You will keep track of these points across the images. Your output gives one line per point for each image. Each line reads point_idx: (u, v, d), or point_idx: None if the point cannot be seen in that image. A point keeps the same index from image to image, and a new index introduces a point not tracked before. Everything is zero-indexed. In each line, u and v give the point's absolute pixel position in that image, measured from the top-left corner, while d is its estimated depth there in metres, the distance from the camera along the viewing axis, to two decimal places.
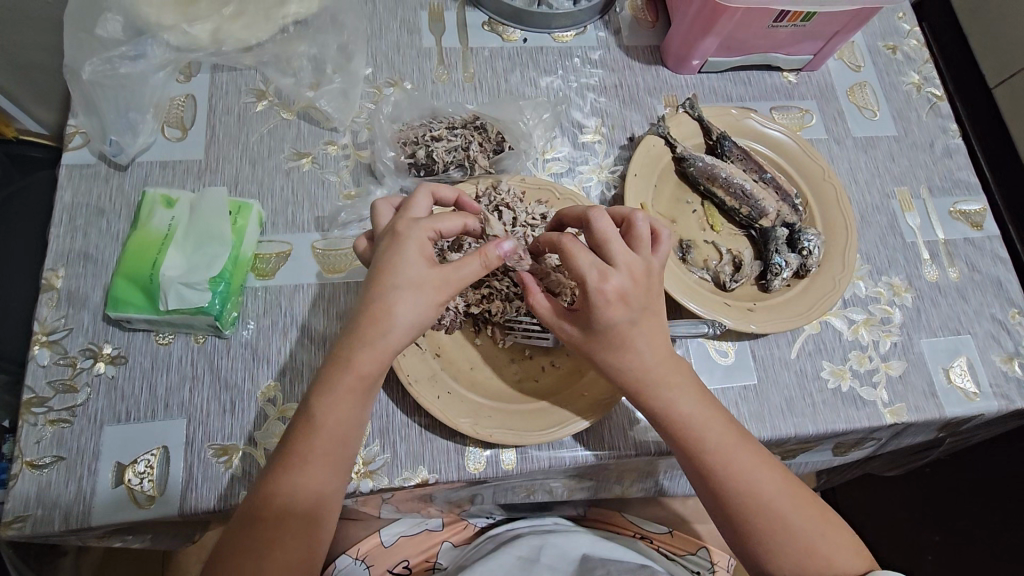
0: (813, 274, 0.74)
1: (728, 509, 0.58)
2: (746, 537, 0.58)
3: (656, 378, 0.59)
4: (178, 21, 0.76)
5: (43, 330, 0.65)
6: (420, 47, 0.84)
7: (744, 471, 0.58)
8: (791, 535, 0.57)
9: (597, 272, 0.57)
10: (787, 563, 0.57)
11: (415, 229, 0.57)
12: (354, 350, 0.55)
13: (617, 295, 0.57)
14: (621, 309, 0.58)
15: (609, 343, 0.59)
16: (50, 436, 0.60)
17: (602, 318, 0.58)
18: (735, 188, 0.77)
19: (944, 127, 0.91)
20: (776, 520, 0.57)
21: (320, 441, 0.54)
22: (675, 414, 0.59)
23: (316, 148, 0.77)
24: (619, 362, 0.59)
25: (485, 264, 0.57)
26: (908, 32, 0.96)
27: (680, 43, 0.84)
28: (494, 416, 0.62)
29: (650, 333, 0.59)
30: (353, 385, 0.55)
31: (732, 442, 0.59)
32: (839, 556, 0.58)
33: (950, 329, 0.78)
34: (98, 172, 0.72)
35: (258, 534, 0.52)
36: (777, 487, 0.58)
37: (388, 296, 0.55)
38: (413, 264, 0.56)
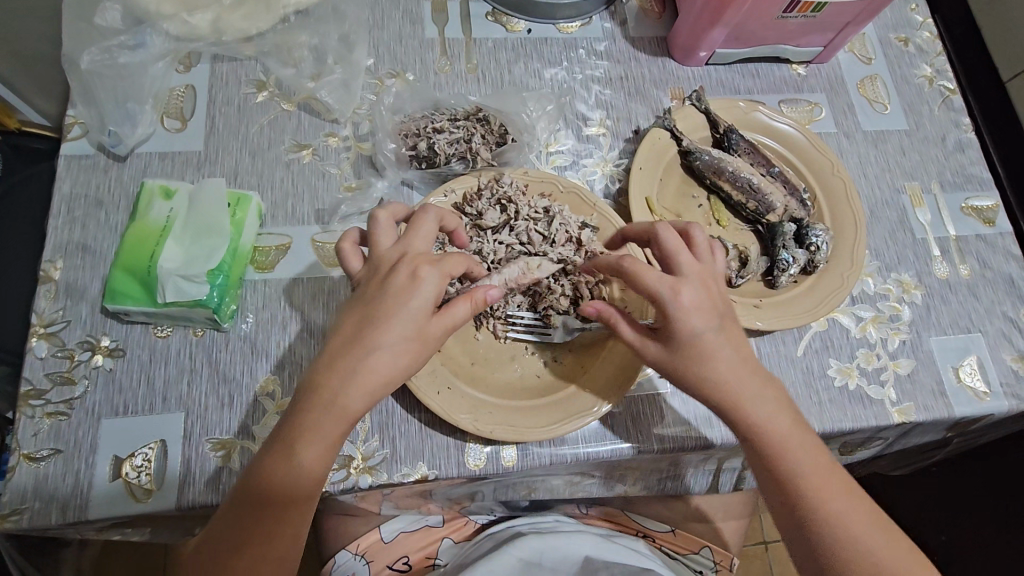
0: (819, 272, 0.73)
1: (808, 532, 0.57)
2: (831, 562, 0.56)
3: (748, 396, 0.58)
4: (177, 10, 0.75)
5: (41, 322, 0.64)
6: (423, 38, 0.83)
7: (824, 491, 0.57)
8: (877, 568, 0.55)
9: (676, 283, 0.57)
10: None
11: (434, 280, 0.55)
12: (342, 396, 0.53)
13: (695, 308, 0.57)
14: (703, 320, 0.57)
15: (701, 358, 0.58)
16: (47, 429, 0.60)
17: (682, 331, 0.57)
18: (742, 183, 0.76)
19: (957, 122, 0.89)
20: (863, 551, 0.56)
21: (305, 470, 0.53)
22: (770, 432, 0.58)
23: (316, 139, 0.76)
24: (711, 379, 0.58)
25: (472, 306, 0.56)
26: (921, 24, 0.94)
27: (687, 34, 0.82)
28: (495, 413, 0.61)
29: (739, 346, 0.59)
30: (332, 428, 0.53)
31: (822, 463, 0.58)
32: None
33: (960, 327, 0.77)
34: (96, 164, 0.72)
35: (248, 525, 0.53)
36: (860, 514, 0.57)
37: (402, 354, 0.54)
38: (419, 313, 0.54)
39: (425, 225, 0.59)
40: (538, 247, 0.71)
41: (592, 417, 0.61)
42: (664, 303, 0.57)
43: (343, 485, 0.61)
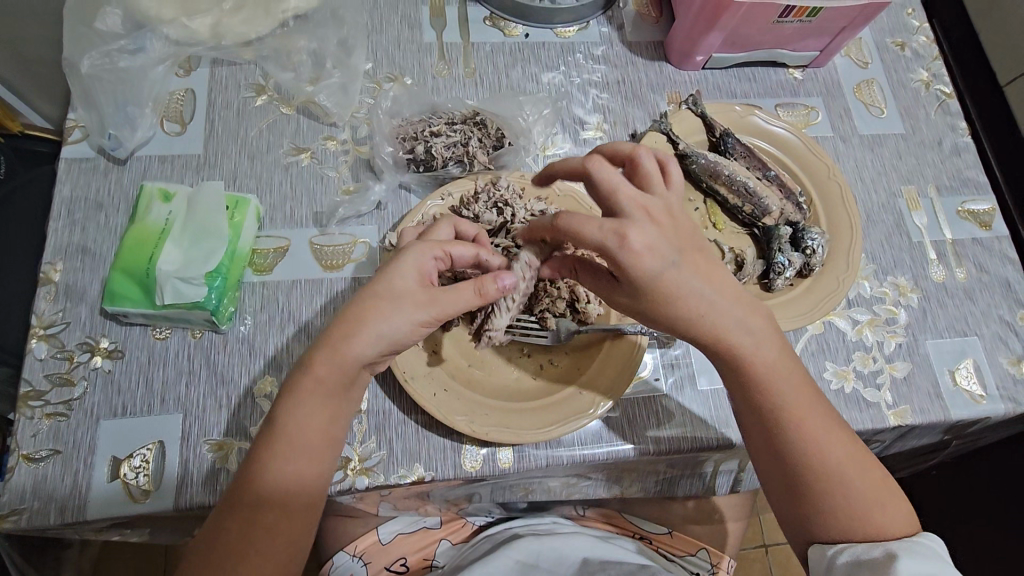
0: (815, 275, 0.73)
1: (786, 458, 0.58)
2: (806, 486, 0.58)
3: (738, 334, 0.58)
4: (178, 15, 0.76)
5: (40, 323, 0.65)
6: (421, 42, 0.83)
7: (807, 419, 0.58)
8: (848, 491, 0.58)
9: (627, 227, 0.53)
10: (841, 524, 0.58)
11: (421, 248, 0.57)
12: (324, 359, 0.54)
13: (652, 252, 0.53)
14: (657, 261, 0.54)
15: (664, 303, 0.56)
16: (46, 429, 0.60)
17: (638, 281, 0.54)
18: (739, 186, 0.76)
19: (953, 125, 0.89)
20: (839, 481, 0.58)
21: (292, 443, 0.54)
22: (760, 369, 0.58)
23: (315, 143, 0.76)
24: (696, 308, 0.56)
25: (476, 288, 0.57)
26: (918, 28, 0.94)
27: (684, 39, 0.83)
28: (491, 415, 0.61)
29: (728, 281, 0.58)
30: (316, 393, 0.55)
31: (805, 392, 0.59)
32: (892, 522, 0.58)
33: (956, 330, 0.77)
34: (97, 167, 0.72)
35: (245, 514, 0.53)
36: (841, 442, 0.59)
37: (368, 315, 0.54)
38: (406, 279, 0.56)
39: (439, 227, 0.63)
40: None
41: (586, 419, 0.61)
42: (613, 247, 0.53)
43: (340, 486, 0.61)
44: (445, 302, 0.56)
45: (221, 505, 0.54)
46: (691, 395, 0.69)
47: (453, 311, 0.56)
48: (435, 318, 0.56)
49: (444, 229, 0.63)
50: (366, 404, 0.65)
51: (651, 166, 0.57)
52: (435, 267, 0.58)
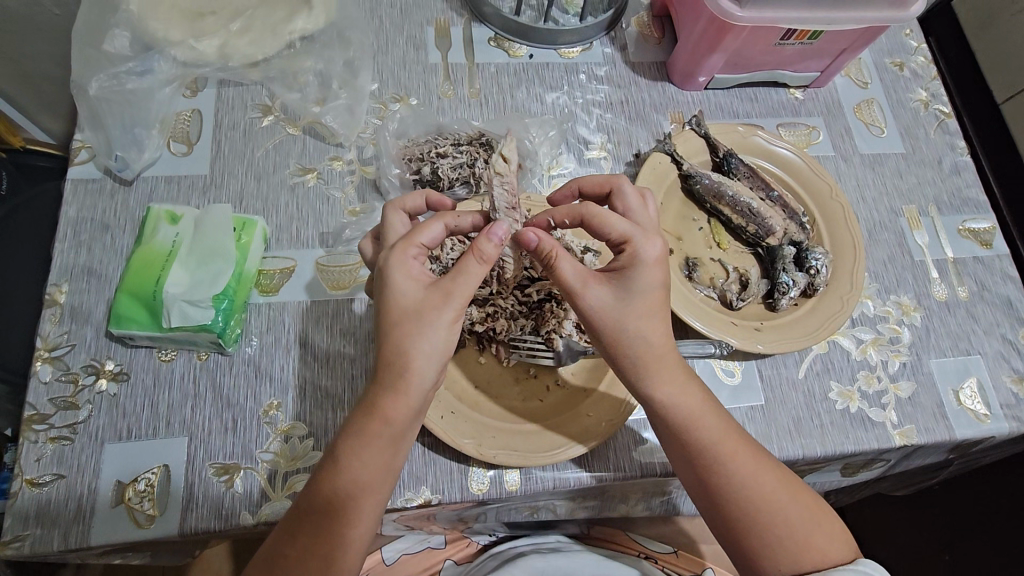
0: (820, 294, 0.73)
1: (724, 502, 0.58)
2: (746, 530, 0.57)
3: (662, 372, 0.59)
4: (186, 37, 0.76)
5: (45, 345, 0.64)
6: (426, 62, 0.84)
7: (739, 462, 0.58)
8: (786, 530, 0.57)
9: (643, 233, 0.59)
10: (782, 558, 0.57)
11: (397, 256, 0.56)
12: (386, 396, 0.53)
13: (658, 262, 0.59)
14: (661, 276, 0.59)
15: (647, 315, 0.58)
16: (50, 454, 0.60)
17: (644, 282, 0.58)
18: (742, 207, 0.77)
19: (952, 144, 0.90)
20: (771, 510, 0.57)
21: (360, 473, 0.53)
22: (682, 407, 0.58)
23: (320, 163, 0.77)
24: (636, 340, 0.58)
25: (481, 261, 0.55)
26: (916, 49, 0.96)
27: (686, 60, 0.84)
28: (498, 438, 0.61)
29: (662, 314, 0.59)
30: (382, 433, 0.53)
31: (733, 436, 0.59)
32: (831, 546, 0.58)
33: (959, 348, 0.77)
34: (103, 188, 0.72)
35: (309, 528, 0.53)
36: (777, 480, 0.58)
37: (397, 333, 0.53)
38: (405, 289, 0.55)
39: (392, 222, 0.61)
40: (540, 271, 0.72)
41: (614, 426, 0.61)
42: (633, 248, 0.59)
43: None
44: (461, 288, 0.54)
45: (287, 519, 0.54)
46: None
47: (472, 291, 0.55)
48: (460, 308, 0.55)
49: (398, 219, 0.61)
50: None
51: (631, 193, 0.63)
52: (420, 264, 0.57)
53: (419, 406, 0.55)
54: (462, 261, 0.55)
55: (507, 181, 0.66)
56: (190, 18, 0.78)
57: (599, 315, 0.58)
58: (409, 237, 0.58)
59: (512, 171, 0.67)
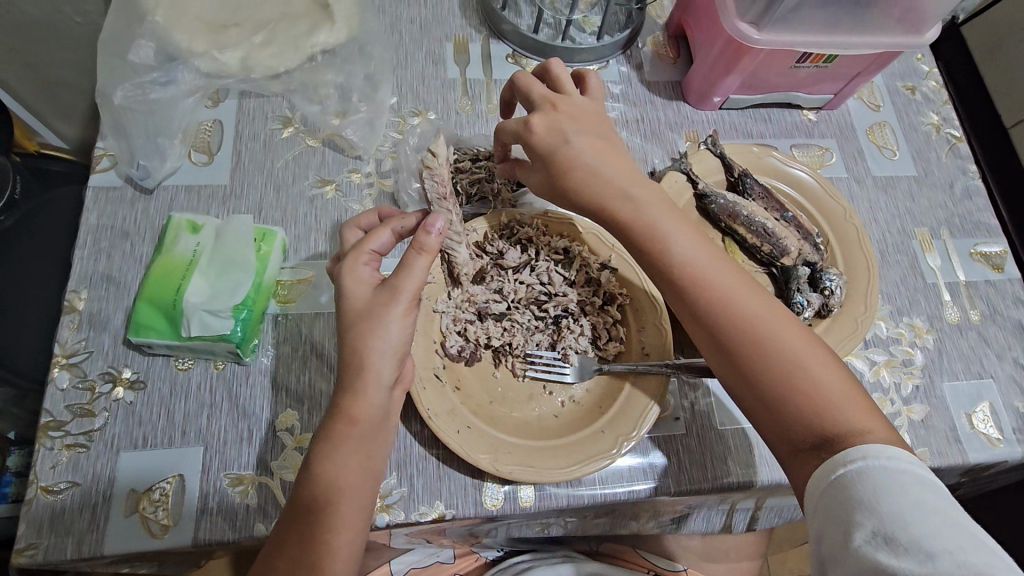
0: (834, 315, 0.73)
1: (699, 304, 0.59)
2: (728, 341, 0.58)
3: (627, 195, 0.62)
4: (209, 48, 0.77)
5: (63, 352, 0.64)
6: (445, 78, 0.85)
7: (710, 272, 0.60)
8: (773, 350, 0.57)
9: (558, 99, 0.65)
10: (794, 410, 0.55)
11: (349, 265, 0.59)
12: (349, 397, 0.55)
13: (582, 117, 0.64)
14: (576, 131, 0.62)
15: (591, 158, 0.62)
16: (66, 461, 0.60)
17: (573, 133, 0.62)
18: (757, 227, 0.77)
19: (963, 168, 0.91)
20: (749, 325, 0.58)
21: (340, 475, 0.54)
22: (685, 255, 0.60)
23: (339, 175, 0.77)
24: (587, 179, 0.61)
25: (429, 256, 0.56)
26: (927, 73, 0.97)
27: (702, 80, 0.85)
28: (514, 454, 0.61)
29: (622, 165, 0.63)
30: (350, 433, 0.55)
31: (709, 258, 0.61)
32: (846, 398, 0.55)
33: (972, 372, 0.78)
34: (124, 196, 0.73)
35: (298, 533, 0.53)
36: (752, 300, 0.59)
37: (353, 332, 0.56)
38: (358, 292, 0.58)
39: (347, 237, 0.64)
40: (558, 287, 0.72)
41: (631, 443, 0.61)
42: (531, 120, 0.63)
43: None
44: (409, 282, 0.56)
45: (280, 529, 0.54)
46: (714, 437, 0.69)
47: (419, 282, 0.57)
48: (412, 300, 0.57)
49: (352, 234, 0.64)
50: None
51: (562, 71, 0.68)
52: (371, 269, 0.60)
53: (385, 401, 0.57)
54: (406, 258, 0.57)
55: (437, 175, 0.67)
56: (214, 31, 0.79)
57: (546, 150, 0.62)
58: (360, 246, 0.60)
59: (443, 165, 0.67)
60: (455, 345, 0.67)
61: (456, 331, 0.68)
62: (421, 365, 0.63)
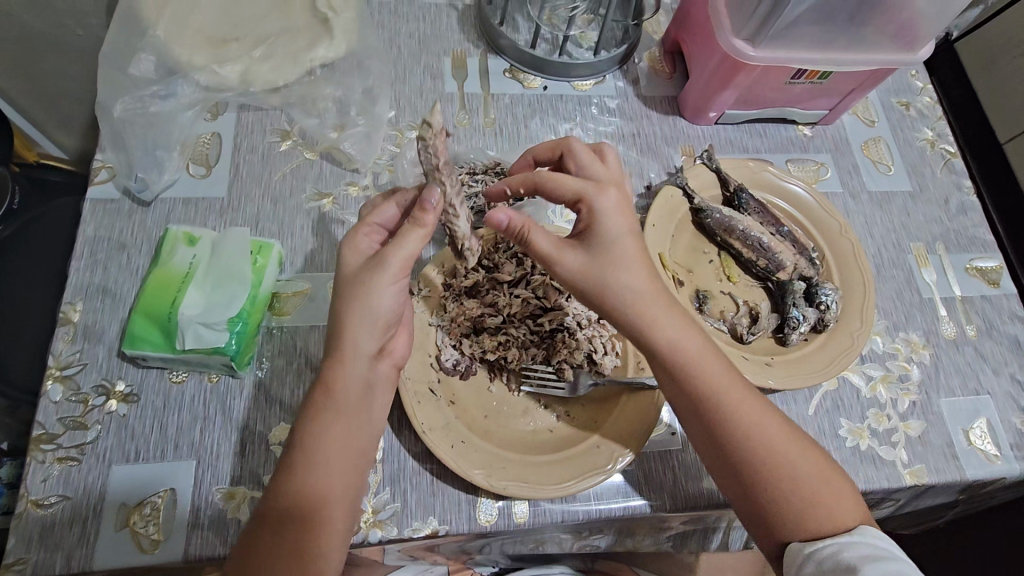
0: (830, 330, 0.73)
1: (721, 428, 0.59)
2: (747, 468, 0.59)
3: (659, 315, 0.61)
4: (209, 62, 0.77)
5: (56, 364, 0.64)
6: (443, 92, 0.86)
7: (730, 393, 0.60)
8: (789, 476, 0.58)
9: (596, 187, 0.61)
10: (789, 521, 0.58)
11: (351, 236, 0.61)
12: (331, 368, 0.58)
13: (616, 211, 0.61)
14: (624, 222, 0.61)
15: (629, 266, 0.61)
16: (57, 475, 0.59)
17: (607, 234, 0.60)
18: (753, 241, 0.77)
19: (958, 184, 0.91)
20: (769, 451, 0.59)
21: (321, 452, 0.55)
22: (697, 365, 0.61)
23: (337, 188, 0.77)
24: (626, 287, 0.60)
25: (419, 228, 0.57)
26: (921, 89, 0.98)
27: (698, 95, 0.85)
28: (509, 469, 0.61)
29: (647, 270, 0.62)
30: (331, 405, 0.57)
31: (728, 380, 0.61)
32: (842, 510, 0.58)
33: (969, 388, 0.77)
34: (121, 208, 0.73)
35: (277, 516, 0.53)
36: (769, 422, 0.60)
37: (341, 304, 0.58)
38: (352, 265, 0.60)
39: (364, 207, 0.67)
40: (553, 301, 0.71)
41: (626, 458, 0.61)
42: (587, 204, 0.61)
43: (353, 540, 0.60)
44: (396, 251, 0.57)
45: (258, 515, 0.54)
46: None
47: (407, 256, 0.57)
48: (400, 271, 0.58)
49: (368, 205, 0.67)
50: (380, 453, 0.64)
51: (586, 156, 0.66)
52: (371, 242, 0.62)
53: (368, 372, 0.59)
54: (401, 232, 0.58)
55: (431, 146, 0.58)
56: (214, 44, 0.79)
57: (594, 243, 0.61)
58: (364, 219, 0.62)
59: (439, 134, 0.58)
60: (450, 359, 0.67)
61: (450, 344, 0.68)
62: (416, 378, 0.63)
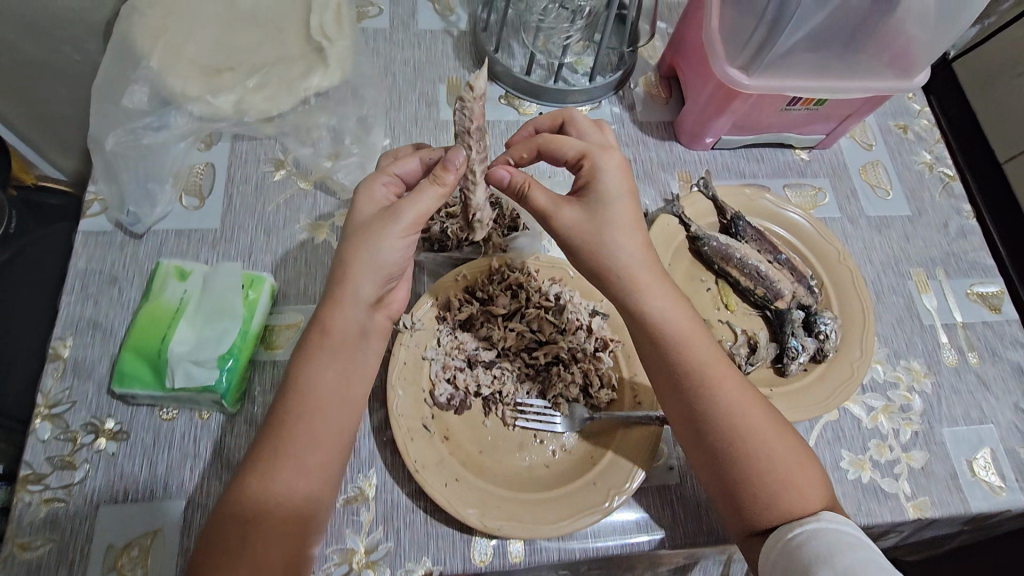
0: (830, 360, 0.72)
1: (697, 392, 0.60)
2: (719, 432, 0.59)
3: (648, 281, 0.61)
4: (203, 92, 0.77)
5: (45, 402, 0.63)
6: (438, 119, 0.85)
7: (711, 360, 0.61)
8: (757, 444, 0.58)
9: (599, 147, 0.63)
10: (758, 492, 0.57)
11: (368, 182, 0.62)
12: (329, 312, 0.60)
13: (617, 172, 0.62)
14: (623, 184, 0.62)
15: (621, 225, 0.61)
16: (44, 516, 0.58)
17: (605, 192, 0.61)
18: (750, 270, 0.76)
19: (958, 208, 0.91)
20: (742, 417, 0.59)
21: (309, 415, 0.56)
22: (681, 328, 0.61)
23: (330, 218, 0.77)
24: (615, 244, 0.60)
25: (435, 185, 0.58)
26: (919, 112, 0.97)
27: (693, 121, 0.85)
28: (503, 508, 0.59)
29: (642, 232, 0.62)
30: (326, 346, 0.59)
31: (711, 351, 0.62)
32: (808, 483, 0.58)
33: (972, 418, 0.76)
34: (113, 241, 0.72)
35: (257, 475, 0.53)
36: (745, 393, 0.61)
37: (352, 247, 0.59)
38: (366, 212, 0.61)
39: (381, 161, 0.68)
40: (548, 334, 0.71)
41: (622, 497, 0.60)
42: (590, 160, 0.63)
43: None
44: (412, 204, 0.58)
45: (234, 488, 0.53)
46: None
47: (422, 211, 0.59)
48: (413, 223, 0.59)
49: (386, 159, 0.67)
50: (373, 491, 0.63)
51: (586, 121, 0.69)
52: (387, 192, 0.63)
53: (363, 320, 0.61)
54: (419, 187, 0.59)
55: (468, 109, 0.58)
56: (208, 74, 0.79)
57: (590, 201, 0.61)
58: (384, 168, 0.63)
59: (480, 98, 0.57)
60: (444, 394, 0.66)
61: (444, 379, 0.67)
62: (409, 415, 0.63)
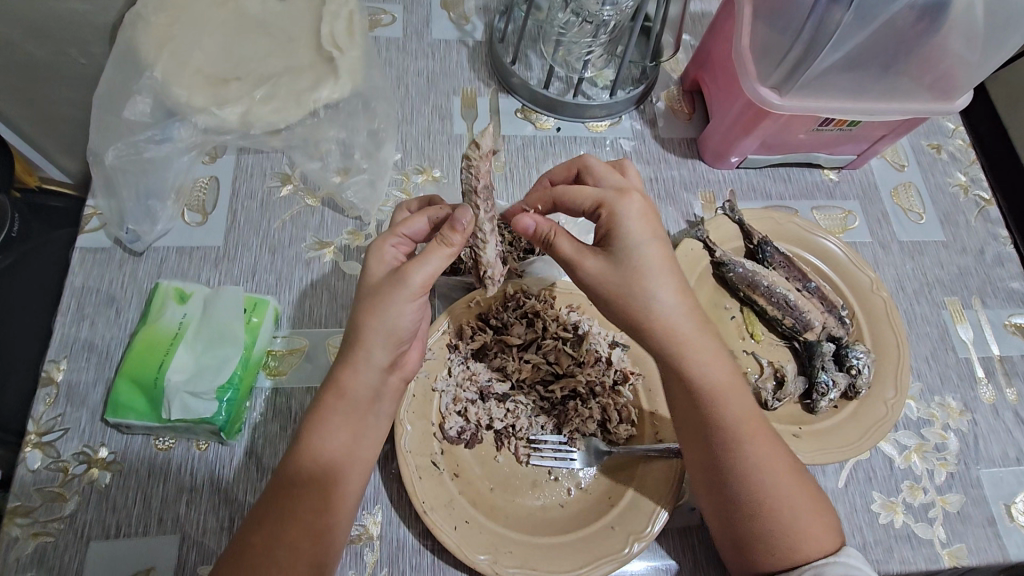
0: (861, 397, 0.68)
1: (712, 434, 0.57)
2: (729, 474, 0.57)
3: (673, 325, 0.57)
4: (209, 103, 0.74)
5: (36, 429, 0.60)
6: (451, 133, 0.82)
7: (729, 403, 0.58)
8: (766, 490, 0.56)
9: (617, 194, 0.58)
10: (776, 550, 0.55)
11: (377, 244, 0.58)
12: (342, 371, 0.56)
13: (640, 217, 0.57)
14: (648, 229, 0.57)
15: (649, 270, 0.56)
16: (31, 552, 0.55)
17: (628, 238, 0.56)
18: (778, 299, 0.72)
19: (994, 234, 0.86)
20: (756, 462, 0.56)
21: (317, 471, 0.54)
22: (709, 381, 0.57)
23: (338, 238, 0.74)
24: (637, 290, 0.56)
25: (444, 250, 0.54)
26: (953, 131, 0.93)
27: (718, 140, 0.81)
28: (516, 553, 0.55)
29: (675, 274, 0.57)
30: (340, 407, 0.55)
31: (732, 393, 0.58)
32: (822, 531, 0.56)
33: (1011, 458, 0.72)
34: (112, 258, 0.70)
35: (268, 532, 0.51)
36: (764, 438, 0.57)
37: (361, 312, 0.55)
38: (376, 275, 0.57)
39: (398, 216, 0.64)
40: (566, 366, 0.67)
41: (642, 544, 0.56)
42: (610, 209, 0.57)
43: None
44: (418, 268, 0.54)
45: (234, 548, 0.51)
46: None
47: (429, 276, 0.54)
48: (421, 289, 0.54)
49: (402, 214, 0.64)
50: (378, 529, 0.60)
51: (598, 165, 0.63)
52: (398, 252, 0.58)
53: (379, 384, 0.57)
54: (427, 249, 0.55)
55: (474, 168, 0.57)
56: (214, 84, 0.76)
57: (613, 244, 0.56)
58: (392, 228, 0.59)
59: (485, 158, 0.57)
60: (454, 427, 0.63)
61: (455, 411, 0.64)
62: (418, 452, 0.59)
